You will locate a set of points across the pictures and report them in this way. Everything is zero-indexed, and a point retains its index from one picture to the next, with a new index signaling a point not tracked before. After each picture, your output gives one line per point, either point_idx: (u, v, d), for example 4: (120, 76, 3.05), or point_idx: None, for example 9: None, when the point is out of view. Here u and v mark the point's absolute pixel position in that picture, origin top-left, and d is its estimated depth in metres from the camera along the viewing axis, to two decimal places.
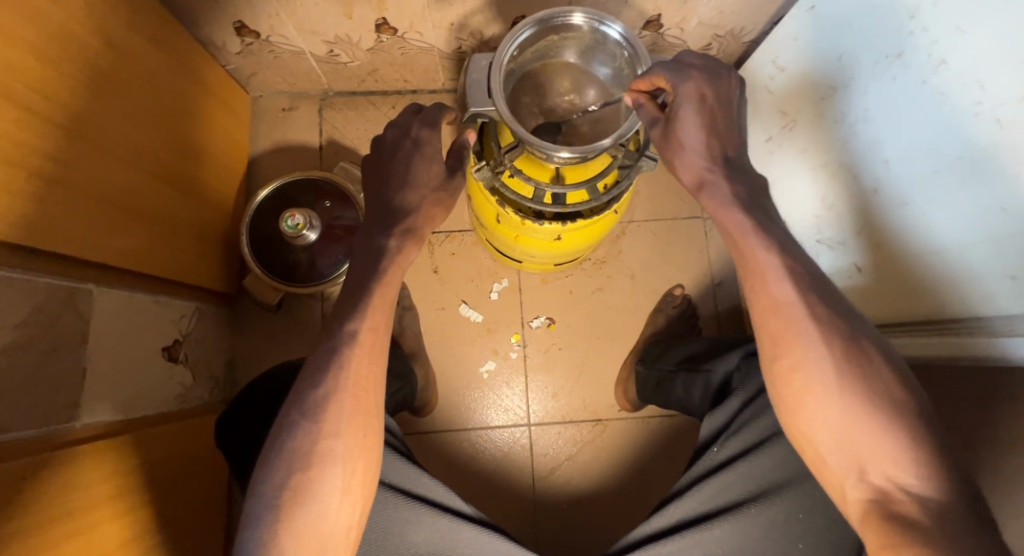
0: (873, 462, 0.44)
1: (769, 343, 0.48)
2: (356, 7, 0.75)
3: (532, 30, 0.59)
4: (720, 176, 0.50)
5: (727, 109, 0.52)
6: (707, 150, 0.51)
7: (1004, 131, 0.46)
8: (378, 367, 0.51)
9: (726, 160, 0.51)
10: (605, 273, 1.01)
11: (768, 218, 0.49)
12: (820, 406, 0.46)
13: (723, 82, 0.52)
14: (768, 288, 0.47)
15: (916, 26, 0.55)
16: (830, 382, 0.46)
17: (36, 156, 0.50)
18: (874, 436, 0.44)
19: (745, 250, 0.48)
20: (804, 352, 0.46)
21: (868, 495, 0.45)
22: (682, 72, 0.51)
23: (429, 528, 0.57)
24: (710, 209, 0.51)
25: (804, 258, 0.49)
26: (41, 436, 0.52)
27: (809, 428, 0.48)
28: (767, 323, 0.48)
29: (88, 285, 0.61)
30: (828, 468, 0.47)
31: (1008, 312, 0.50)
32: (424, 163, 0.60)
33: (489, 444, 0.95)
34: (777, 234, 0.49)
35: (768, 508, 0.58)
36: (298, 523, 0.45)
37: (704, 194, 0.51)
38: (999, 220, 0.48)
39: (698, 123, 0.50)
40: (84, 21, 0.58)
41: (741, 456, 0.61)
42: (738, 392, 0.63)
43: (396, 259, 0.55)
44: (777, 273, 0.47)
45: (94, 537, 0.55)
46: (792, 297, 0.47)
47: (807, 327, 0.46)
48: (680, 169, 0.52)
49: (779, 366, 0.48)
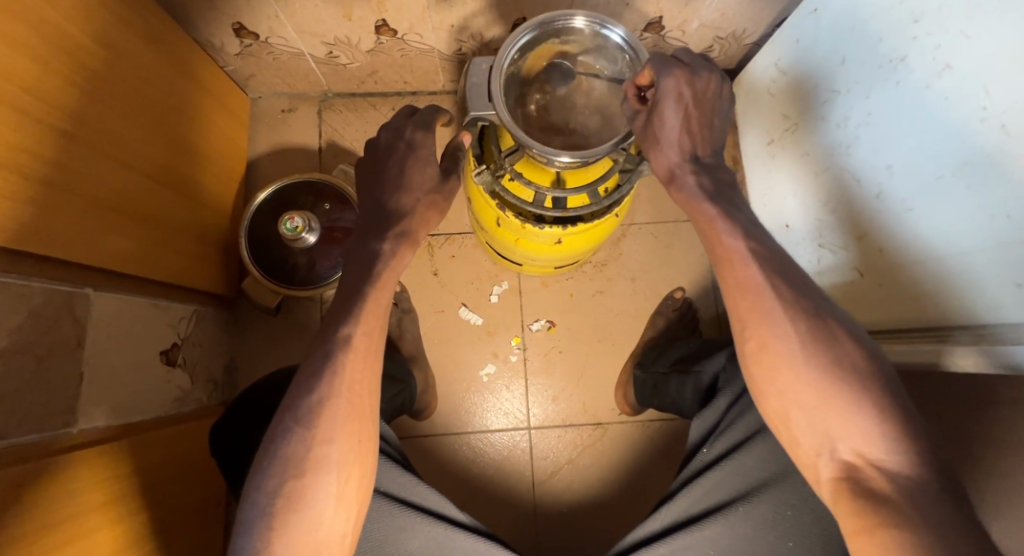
0: (842, 437, 0.44)
1: (739, 326, 0.49)
2: (356, 9, 0.74)
3: (533, 34, 0.59)
4: (688, 171, 0.53)
5: (704, 106, 0.54)
6: (680, 145, 0.53)
7: (1010, 137, 0.45)
8: (372, 373, 0.51)
9: (696, 157, 0.54)
10: (606, 276, 1.00)
11: (734, 205, 0.52)
12: (787, 383, 0.46)
13: (704, 81, 0.53)
14: (735, 271, 0.49)
15: (919, 30, 0.55)
16: (795, 357, 0.46)
17: (32, 160, 0.50)
18: (843, 412, 0.44)
19: (712, 237, 0.51)
20: (770, 331, 0.47)
21: (838, 473, 0.45)
22: (666, 66, 0.52)
23: (424, 535, 0.57)
24: (681, 202, 0.54)
25: (766, 239, 0.51)
26: (38, 442, 0.52)
27: (778, 405, 0.48)
28: (738, 304, 0.49)
29: (86, 289, 0.61)
30: (800, 447, 0.47)
31: (1012, 320, 0.50)
32: (418, 165, 0.59)
33: (489, 448, 0.94)
34: (743, 219, 0.51)
35: (755, 506, 0.58)
36: (291, 531, 0.45)
37: (675, 186, 0.54)
38: (1003, 226, 0.48)
39: (674, 120, 0.52)
40: (80, 22, 0.58)
41: (729, 455, 0.60)
42: (726, 391, 0.63)
43: (391, 262, 0.55)
44: (742, 256, 0.49)
45: (90, 542, 0.54)
46: (758, 278, 0.48)
47: (774, 306, 0.47)
48: (654, 161, 0.55)
49: (749, 346, 0.49)
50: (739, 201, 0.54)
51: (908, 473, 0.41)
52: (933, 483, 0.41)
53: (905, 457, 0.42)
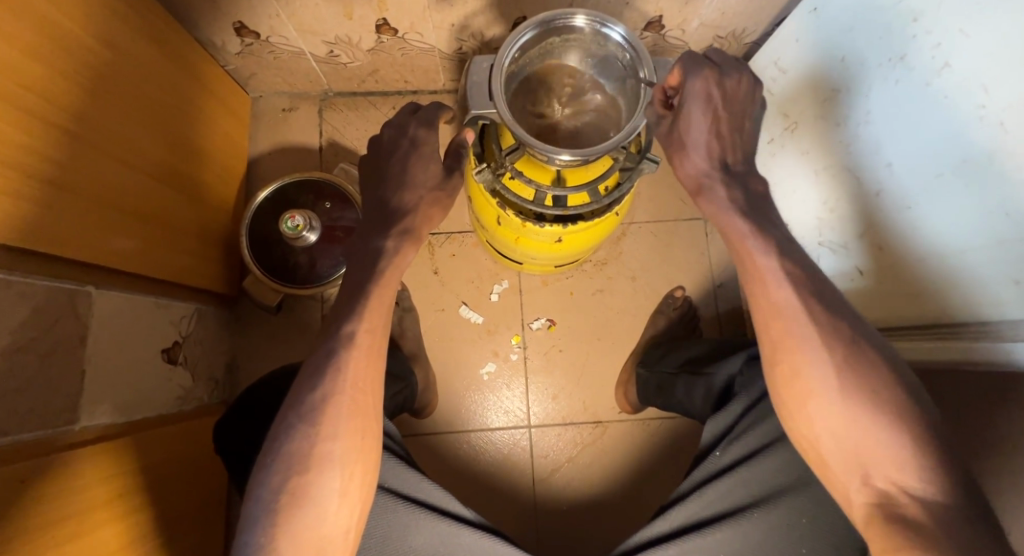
0: (875, 464, 0.45)
1: (770, 349, 0.50)
2: (357, 8, 0.75)
3: (533, 33, 0.58)
4: (718, 181, 0.54)
5: (734, 108, 0.56)
6: (709, 150, 0.55)
7: (1007, 135, 0.45)
8: (376, 370, 0.51)
9: (725, 165, 0.55)
10: (606, 274, 1.00)
11: (769, 220, 0.52)
12: (821, 409, 0.47)
13: (734, 81, 0.55)
14: (769, 292, 0.49)
15: (919, 28, 0.55)
16: (830, 384, 0.47)
17: (35, 158, 0.50)
18: (875, 438, 0.45)
19: (744, 254, 0.51)
20: (804, 356, 0.48)
21: (871, 499, 0.45)
22: (696, 67, 0.54)
23: (428, 532, 0.57)
24: (709, 213, 0.55)
25: (803, 258, 0.51)
26: (40, 439, 0.52)
27: (809, 430, 0.48)
28: (769, 328, 0.50)
29: (88, 288, 0.61)
30: (832, 472, 0.48)
31: (1011, 317, 0.50)
32: (422, 163, 0.59)
33: (489, 446, 0.95)
34: (776, 236, 0.51)
35: (768, 514, 0.58)
36: (295, 526, 0.45)
37: (703, 197, 0.55)
38: (1002, 223, 0.48)
39: (703, 121, 0.54)
40: (82, 22, 0.58)
41: (744, 461, 0.61)
42: (741, 396, 0.63)
43: (394, 260, 0.55)
44: (777, 278, 0.49)
45: (93, 539, 0.55)
46: (793, 302, 0.48)
47: (809, 331, 0.48)
48: (684, 169, 0.56)
49: (780, 370, 0.50)
50: (774, 217, 0.53)
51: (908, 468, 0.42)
52: None
53: None
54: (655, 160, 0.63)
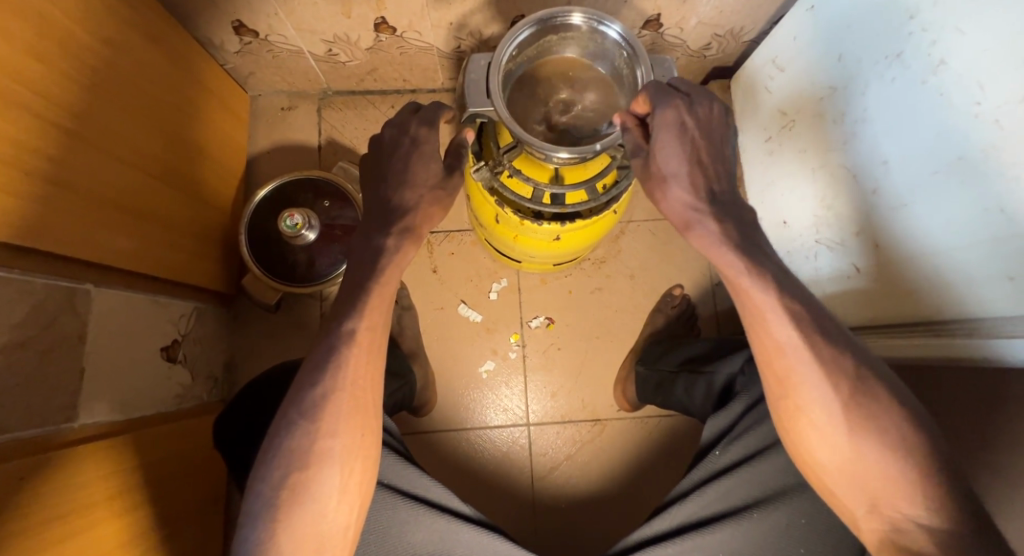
0: (884, 495, 0.46)
1: (776, 386, 0.49)
2: (355, 7, 0.75)
3: (531, 30, 0.59)
4: (708, 215, 0.49)
5: (710, 138, 0.53)
6: (691, 182, 0.50)
7: (1004, 132, 0.45)
8: (376, 366, 0.51)
9: (711, 193, 0.51)
10: (605, 272, 1.01)
11: (762, 252, 0.48)
12: (828, 444, 0.48)
13: (705, 108, 0.53)
14: (772, 332, 0.47)
15: (916, 26, 0.55)
16: (836, 420, 0.47)
17: (33, 156, 0.50)
18: (881, 468, 0.45)
19: (740, 291, 0.48)
20: (810, 396, 0.47)
21: (884, 527, 0.46)
22: (663, 98, 0.52)
23: (427, 529, 0.57)
24: (701, 248, 0.50)
25: (800, 289, 0.48)
26: (40, 436, 0.52)
27: (816, 461, 0.49)
28: (772, 365, 0.48)
29: (87, 285, 0.61)
30: (840, 500, 0.49)
31: (1005, 314, 0.50)
32: (422, 162, 0.59)
33: (489, 444, 0.95)
34: (772, 269, 0.47)
35: (768, 514, 0.58)
36: (296, 522, 0.45)
37: (693, 233, 0.50)
38: (997, 220, 0.48)
39: (679, 151, 0.51)
40: (81, 21, 0.58)
41: (744, 463, 0.61)
42: (743, 395, 0.64)
43: (395, 258, 0.55)
44: (777, 317, 0.46)
45: (93, 536, 0.55)
46: (795, 340, 0.46)
47: (813, 371, 0.47)
48: (668, 206, 0.51)
49: (784, 404, 0.49)
50: (764, 246, 0.49)
51: None
52: None
53: None
54: None
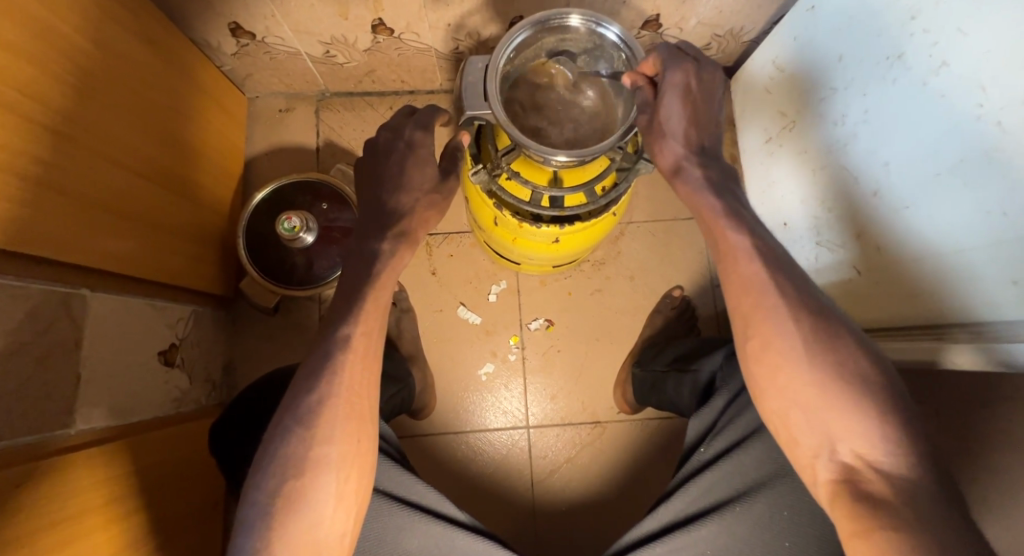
0: (843, 437, 0.44)
1: (742, 324, 0.49)
2: (352, 8, 0.74)
3: (528, 32, 0.58)
4: (695, 163, 0.53)
5: (709, 100, 0.55)
6: (686, 137, 0.53)
7: (1006, 135, 0.45)
8: (372, 371, 0.51)
9: (702, 148, 0.54)
10: (605, 274, 1.00)
11: (738, 200, 0.52)
12: (790, 381, 0.46)
13: (710, 74, 0.55)
14: (738, 266, 0.49)
15: (916, 27, 0.55)
16: (798, 354, 0.46)
17: (26, 161, 0.49)
18: (845, 413, 0.44)
19: (716, 232, 0.51)
20: (774, 329, 0.47)
21: (838, 475, 0.45)
22: (675, 59, 0.53)
23: (423, 535, 0.57)
24: (684, 195, 0.53)
25: (768, 236, 0.50)
26: (35, 443, 0.52)
27: (778, 404, 0.47)
28: (740, 303, 0.49)
29: (82, 290, 0.60)
30: (799, 448, 0.47)
31: (1009, 318, 0.49)
32: (418, 165, 0.59)
33: (488, 447, 0.95)
34: (748, 217, 0.51)
35: (753, 506, 0.58)
36: (291, 531, 0.45)
37: (680, 179, 0.53)
38: (1001, 225, 0.47)
39: (681, 111, 0.53)
40: (76, 24, 0.58)
41: (724, 456, 0.60)
42: (722, 390, 0.63)
43: (390, 262, 0.55)
44: (746, 250, 0.48)
45: (90, 543, 0.55)
46: (761, 274, 0.48)
47: (777, 303, 0.47)
48: (659, 154, 0.54)
49: (751, 345, 0.49)
50: (742, 196, 0.53)
51: (903, 472, 0.42)
52: (928, 482, 0.41)
53: (902, 458, 0.42)
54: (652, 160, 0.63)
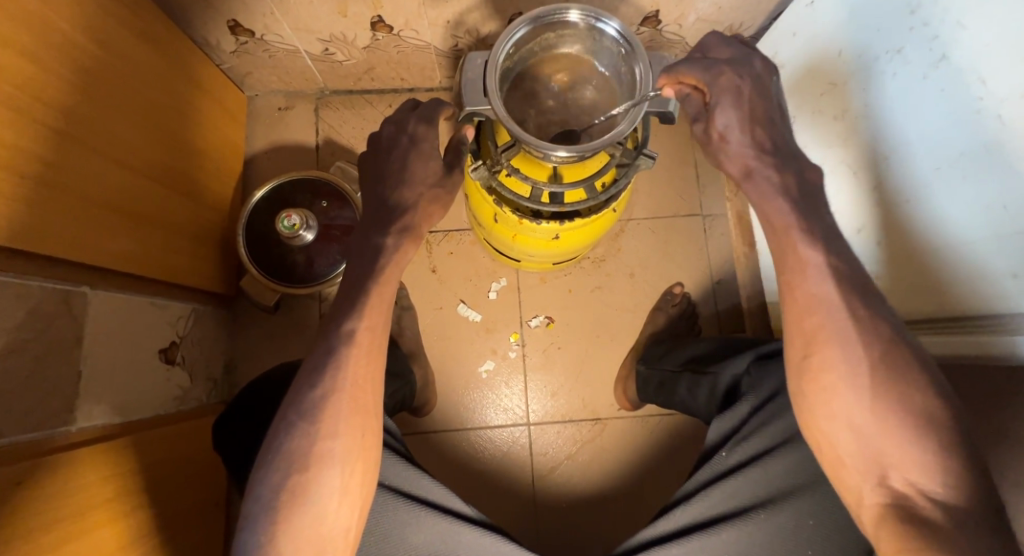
0: (897, 465, 0.44)
1: (805, 342, 0.48)
2: (351, 6, 0.74)
3: (527, 28, 0.58)
4: (768, 165, 0.50)
5: (764, 95, 0.53)
6: (752, 140, 0.51)
7: (1006, 128, 0.45)
8: (376, 366, 0.51)
9: (771, 149, 0.51)
10: (605, 271, 1.00)
11: (817, 211, 0.49)
12: (849, 407, 0.46)
13: (756, 70, 0.53)
14: (809, 285, 0.48)
15: (917, 20, 0.54)
16: (857, 380, 0.46)
17: (26, 159, 0.49)
18: (902, 444, 0.44)
19: (787, 244, 0.49)
20: (838, 353, 0.46)
21: (887, 500, 0.45)
22: (715, 65, 0.52)
23: (428, 530, 0.57)
24: (754, 200, 0.51)
25: (846, 252, 0.49)
26: (37, 440, 0.52)
27: (830, 427, 0.48)
28: (801, 321, 0.48)
29: (83, 288, 0.60)
30: (846, 472, 0.47)
31: (1012, 310, 0.50)
32: (421, 160, 0.59)
33: (489, 444, 0.95)
34: (822, 228, 0.49)
35: (777, 513, 0.58)
36: (297, 525, 0.45)
37: (751, 182, 0.51)
38: (1002, 218, 0.47)
39: (741, 115, 0.51)
40: (76, 22, 0.58)
41: (751, 462, 0.60)
42: (750, 396, 0.63)
43: (395, 257, 0.55)
44: (819, 267, 0.47)
45: (93, 538, 0.55)
46: (831, 293, 0.47)
47: (846, 325, 0.46)
48: (727, 162, 0.53)
49: (808, 364, 0.48)
50: (822, 207, 0.50)
51: None
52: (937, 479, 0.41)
53: None
54: (652, 155, 0.63)
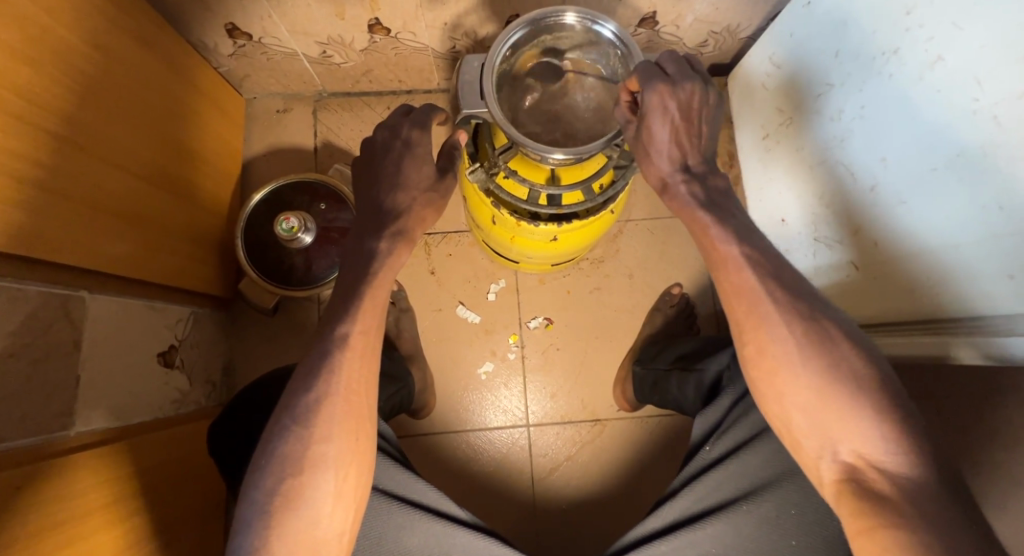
0: (843, 438, 0.44)
1: (738, 330, 0.49)
2: (348, 8, 0.74)
3: (524, 31, 0.58)
4: (681, 181, 0.52)
5: (693, 118, 0.52)
6: (671, 156, 0.53)
7: (1001, 130, 0.45)
8: (370, 370, 0.51)
9: (688, 167, 0.53)
10: (603, 272, 1.00)
11: (728, 213, 0.51)
12: (791, 386, 0.46)
13: (688, 91, 0.51)
14: (730, 275, 0.48)
15: (912, 22, 0.54)
16: (792, 357, 0.46)
17: (26, 165, 0.50)
18: (847, 416, 0.44)
19: (707, 243, 0.50)
20: (769, 335, 0.46)
21: (841, 475, 0.45)
22: (651, 80, 0.51)
23: (424, 533, 0.57)
24: (675, 211, 0.54)
25: (763, 246, 0.49)
26: (34, 445, 0.52)
27: (779, 407, 0.48)
28: (735, 309, 0.48)
29: (82, 293, 0.61)
30: (803, 450, 0.47)
31: (1008, 312, 0.49)
32: (415, 164, 0.59)
33: (488, 446, 0.95)
34: (736, 225, 0.50)
35: (760, 505, 0.58)
36: (290, 529, 0.45)
37: (668, 196, 0.53)
38: (997, 218, 0.47)
39: (664, 134, 0.51)
40: (72, 26, 0.58)
41: (731, 455, 0.60)
42: (727, 391, 0.63)
43: (387, 260, 0.55)
44: (737, 262, 0.48)
45: (92, 542, 0.55)
46: (754, 283, 0.47)
47: (771, 310, 0.46)
48: (648, 170, 0.55)
49: (748, 350, 0.49)
50: None
51: (910, 475, 0.41)
52: (935, 483, 0.41)
53: (905, 457, 0.42)
54: None
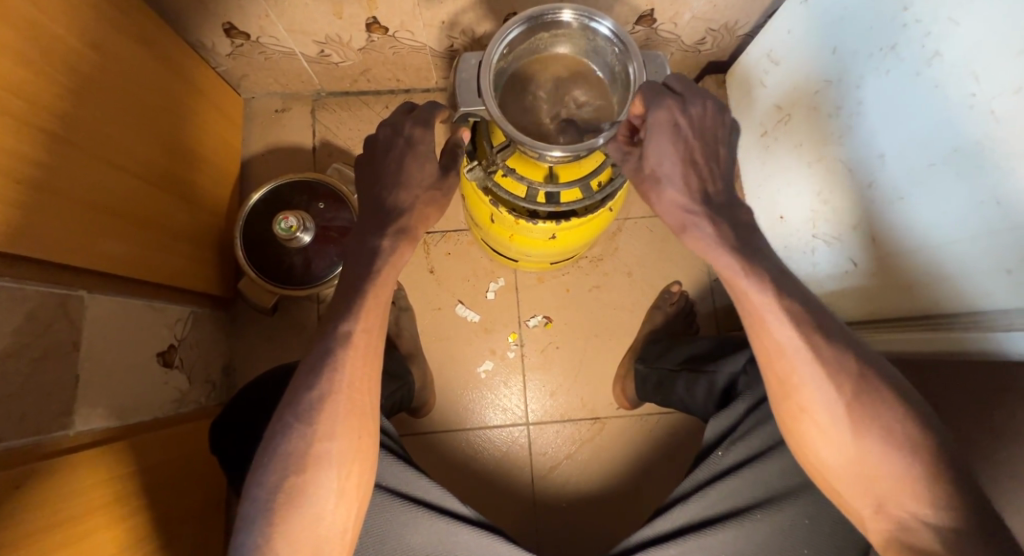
0: (890, 497, 0.46)
1: (779, 388, 0.49)
2: (345, 7, 0.74)
3: (521, 28, 0.58)
4: (702, 218, 0.49)
5: (706, 139, 0.51)
6: (686, 185, 0.49)
7: (999, 124, 0.45)
8: (372, 369, 0.51)
9: (707, 196, 0.50)
10: (602, 270, 1.00)
11: (759, 252, 0.47)
12: (834, 447, 0.47)
13: (699, 108, 0.51)
14: (772, 333, 0.47)
15: (910, 18, 0.55)
16: (836, 423, 0.47)
17: (27, 164, 0.50)
18: (893, 476, 0.45)
19: (738, 292, 0.47)
20: (814, 397, 0.47)
21: (890, 527, 0.46)
22: (657, 98, 0.50)
23: (427, 530, 0.57)
24: (697, 250, 0.50)
25: (803, 292, 0.47)
26: (33, 444, 0.52)
27: (821, 462, 0.49)
28: (775, 366, 0.48)
29: (81, 292, 0.61)
30: (847, 501, 0.49)
31: (1005, 307, 0.50)
32: (417, 162, 0.58)
33: (488, 444, 0.95)
34: (768, 267, 0.47)
35: (774, 514, 0.58)
36: (293, 527, 0.45)
37: (689, 235, 0.50)
38: (994, 214, 0.47)
39: (674, 153, 0.49)
40: (70, 26, 0.58)
41: (747, 463, 0.60)
42: (745, 396, 0.63)
43: (390, 259, 0.55)
44: (777, 318, 0.46)
45: (92, 541, 0.55)
46: (795, 341, 0.46)
47: (815, 371, 0.46)
48: (664, 210, 0.51)
49: (788, 406, 0.49)
50: None
51: None
52: None
53: None
54: None
